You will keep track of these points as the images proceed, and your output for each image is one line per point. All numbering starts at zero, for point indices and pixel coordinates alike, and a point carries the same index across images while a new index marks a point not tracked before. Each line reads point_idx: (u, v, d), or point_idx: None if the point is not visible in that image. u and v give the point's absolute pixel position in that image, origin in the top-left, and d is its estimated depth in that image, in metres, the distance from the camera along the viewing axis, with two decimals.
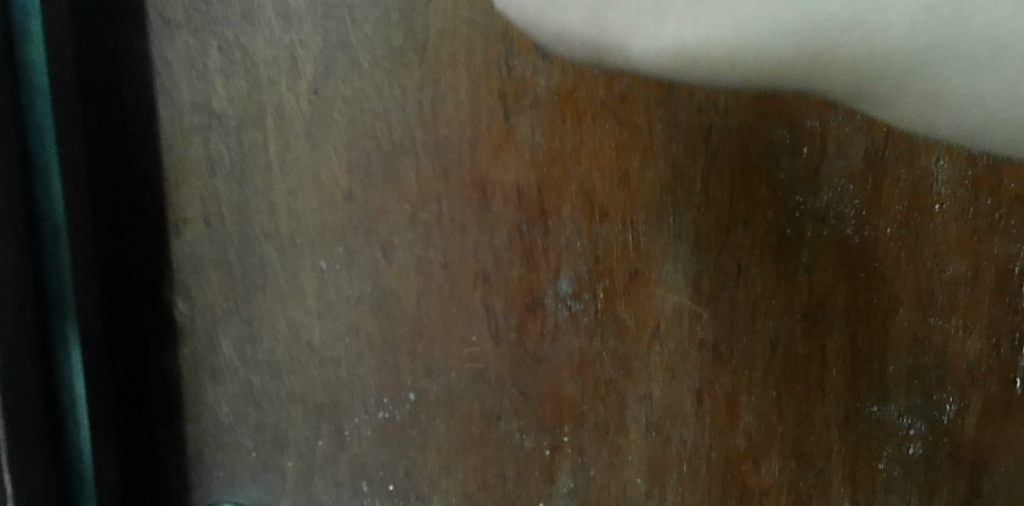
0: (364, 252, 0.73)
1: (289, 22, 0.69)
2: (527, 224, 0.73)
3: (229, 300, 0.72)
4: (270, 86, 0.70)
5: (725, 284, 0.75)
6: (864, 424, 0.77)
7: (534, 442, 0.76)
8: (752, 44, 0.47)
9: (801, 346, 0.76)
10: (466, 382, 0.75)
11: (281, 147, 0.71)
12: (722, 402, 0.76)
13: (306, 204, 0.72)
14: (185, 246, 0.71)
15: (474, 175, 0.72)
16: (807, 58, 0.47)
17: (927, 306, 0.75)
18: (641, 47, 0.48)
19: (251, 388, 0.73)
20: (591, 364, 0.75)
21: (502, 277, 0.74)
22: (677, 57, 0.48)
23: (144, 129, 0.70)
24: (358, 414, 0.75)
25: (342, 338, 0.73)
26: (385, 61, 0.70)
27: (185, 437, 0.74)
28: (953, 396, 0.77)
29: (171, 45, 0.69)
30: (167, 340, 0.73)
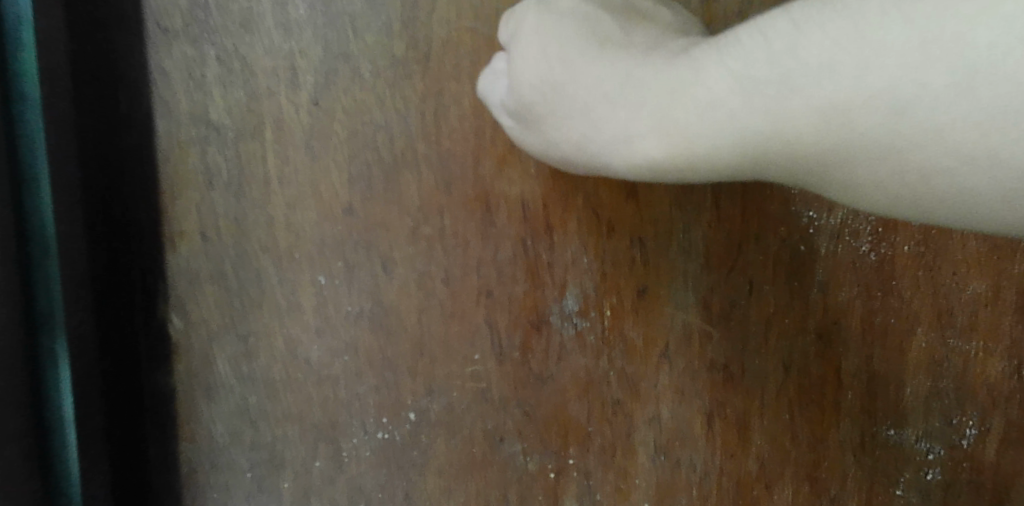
0: (364, 267, 0.71)
1: (289, 31, 0.68)
2: (531, 240, 0.71)
3: (225, 315, 0.70)
4: (269, 96, 0.68)
5: (736, 302, 0.72)
6: (880, 448, 0.74)
7: (537, 465, 0.74)
8: (708, 148, 0.52)
9: (815, 367, 0.73)
10: (468, 402, 0.73)
11: (280, 159, 0.69)
12: (734, 425, 0.74)
13: (305, 217, 0.70)
14: (180, 260, 0.70)
15: (478, 189, 0.70)
16: (754, 167, 0.52)
17: (946, 326, 0.73)
18: (624, 160, 0.56)
19: (247, 406, 0.71)
20: (597, 385, 0.73)
21: (506, 293, 0.72)
22: (648, 167, 0.55)
23: (139, 140, 0.68)
24: (357, 434, 0.72)
25: (340, 355, 0.71)
26: (386, 72, 0.69)
27: (178, 458, 0.72)
28: (974, 419, 0.74)
29: (168, 54, 0.67)
30: (159, 358, 0.71)
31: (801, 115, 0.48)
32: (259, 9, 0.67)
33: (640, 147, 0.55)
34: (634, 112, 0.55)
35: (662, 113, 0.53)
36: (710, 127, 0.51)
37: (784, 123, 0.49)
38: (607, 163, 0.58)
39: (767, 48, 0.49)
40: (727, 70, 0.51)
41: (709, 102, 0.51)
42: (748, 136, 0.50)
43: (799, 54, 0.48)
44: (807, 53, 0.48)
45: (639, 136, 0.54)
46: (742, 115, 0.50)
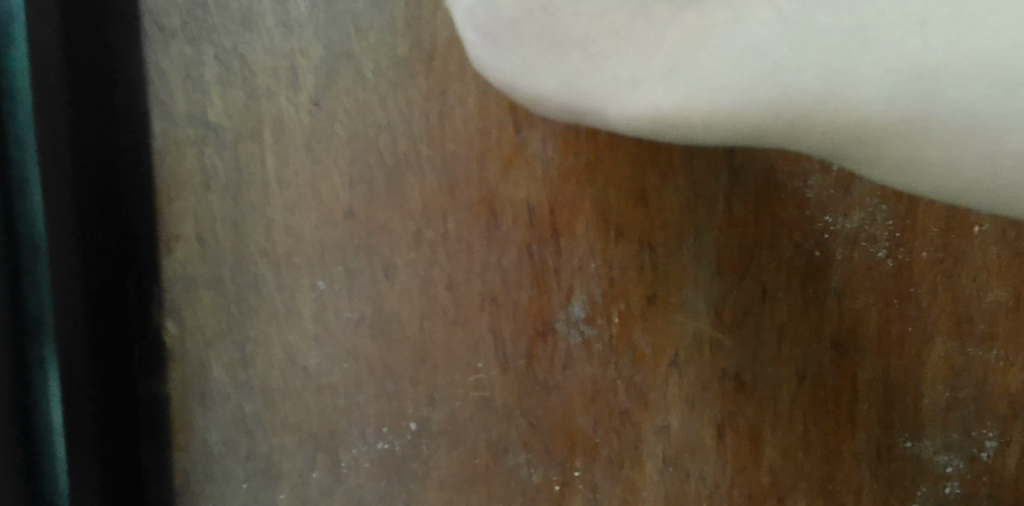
0: (365, 273, 0.68)
1: (289, 30, 0.66)
2: (537, 244, 0.69)
3: (222, 321, 0.68)
4: (268, 97, 0.66)
5: (748, 309, 0.70)
6: (897, 462, 0.72)
7: (543, 477, 0.71)
8: (727, 108, 0.47)
9: (830, 377, 0.71)
10: (471, 412, 0.71)
11: (279, 161, 0.67)
12: (745, 436, 0.71)
13: (304, 221, 0.68)
14: (176, 265, 0.68)
15: (482, 191, 0.68)
16: (772, 121, 0.47)
17: (965, 335, 0.70)
18: (618, 113, 0.51)
19: (244, 415, 0.69)
20: (604, 394, 0.71)
21: (511, 300, 0.69)
22: (652, 120, 0.50)
23: (135, 141, 0.67)
24: (356, 444, 0.70)
25: (340, 363, 0.69)
26: (389, 72, 0.67)
27: (172, 467, 0.69)
28: (994, 432, 0.72)
29: (166, 54, 0.66)
30: (154, 364, 0.69)
31: (857, 72, 0.43)
32: (258, 7, 0.65)
33: (643, 94, 0.50)
34: (651, 54, 0.49)
35: (687, 56, 0.48)
36: (737, 82, 0.46)
37: (801, 74, 0.45)
38: (604, 114, 0.52)
39: None
40: (774, 7, 0.45)
41: (747, 47, 0.46)
42: (774, 81, 0.46)
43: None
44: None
45: (649, 80, 0.49)
46: (781, 66, 0.45)
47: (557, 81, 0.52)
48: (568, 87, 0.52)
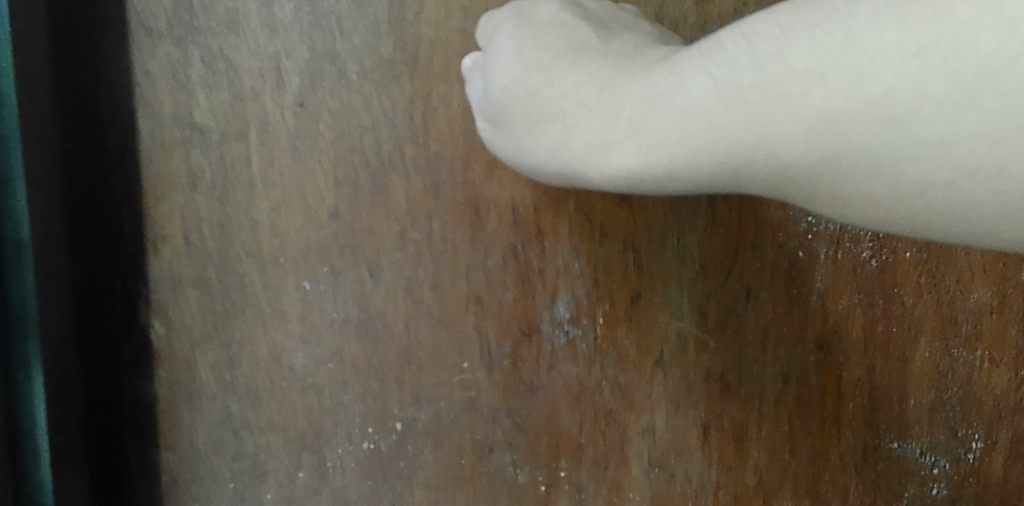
0: (350, 273, 0.69)
1: (274, 32, 0.66)
2: (522, 245, 0.69)
3: (208, 321, 0.69)
4: (254, 98, 0.67)
5: (733, 310, 0.70)
6: (883, 463, 0.72)
7: (528, 477, 0.72)
8: (685, 171, 0.52)
9: (815, 378, 0.71)
10: (457, 412, 0.71)
11: (264, 162, 0.67)
12: (731, 437, 0.71)
13: (290, 222, 0.68)
14: (162, 265, 0.68)
15: (467, 192, 0.69)
16: (733, 177, 0.51)
17: (950, 336, 0.70)
18: (596, 171, 0.56)
19: (230, 415, 0.69)
20: (589, 394, 0.71)
21: (496, 300, 0.70)
22: (625, 179, 0.54)
23: (122, 142, 0.66)
24: (342, 444, 0.70)
25: (325, 364, 0.70)
26: (374, 73, 0.67)
27: (158, 467, 0.70)
28: (980, 432, 0.72)
29: (153, 55, 0.66)
30: (141, 365, 0.69)
31: (786, 128, 0.48)
32: (244, 9, 0.66)
33: (617, 155, 0.54)
34: (613, 120, 0.54)
35: (640, 120, 0.53)
36: (689, 137, 0.51)
37: (734, 128, 0.49)
38: (588, 176, 0.57)
39: (745, 54, 0.49)
40: (707, 74, 0.50)
41: (691, 106, 0.51)
42: (721, 137, 0.50)
43: (786, 59, 0.48)
44: (793, 57, 0.47)
45: (615, 144, 0.54)
46: (724, 124, 0.49)
47: (547, 152, 0.59)
48: (556, 156, 0.59)
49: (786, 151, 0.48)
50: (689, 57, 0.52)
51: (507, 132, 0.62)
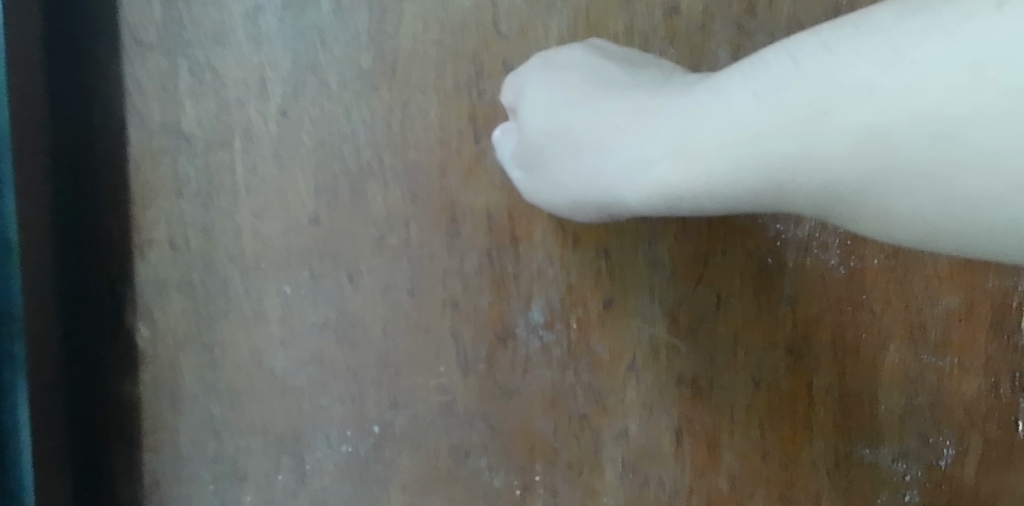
0: (330, 277, 0.71)
1: (259, 45, 0.69)
2: (497, 251, 0.71)
3: (191, 324, 0.70)
4: (238, 107, 0.69)
5: (704, 316, 0.71)
6: (856, 469, 0.72)
7: (503, 481, 0.73)
8: (730, 178, 0.49)
9: (786, 383, 0.72)
10: (433, 415, 0.72)
11: (248, 169, 0.70)
12: (703, 442, 0.72)
13: (272, 227, 0.70)
14: (148, 268, 0.70)
15: (443, 199, 0.70)
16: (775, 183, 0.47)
17: (918, 342, 0.71)
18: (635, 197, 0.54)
19: (211, 417, 0.71)
20: (563, 398, 0.72)
21: (472, 304, 0.71)
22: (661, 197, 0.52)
23: (113, 149, 0.69)
24: (320, 447, 0.72)
25: (305, 367, 0.71)
26: (354, 83, 0.69)
27: (141, 468, 0.71)
28: (951, 439, 0.72)
29: (143, 65, 0.68)
30: (126, 366, 0.70)
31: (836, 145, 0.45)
32: (230, 22, 0.68)
33: (654, 171, 0.52)
34: (648, 139, 0.52)
35: (682, 135, 0.50)
36: (732, 158, 0.48)
37: (774, 143, 0.47)
38: (625, 200, 0.55)
39: (781, 76, 0.46)
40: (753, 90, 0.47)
41: (736, 125, 0.48)
42: (763, 157, 0.47)
43: (831, 75, 0.45)
44: (839, 72, 0.44)
45: (653, 163, 0.52)
46: (773, 129, 0.46)
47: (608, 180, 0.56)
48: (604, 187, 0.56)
49: (834, 166, 0.45)
50: (730, 76, 0.49)
51: (545, 174, 0.62)
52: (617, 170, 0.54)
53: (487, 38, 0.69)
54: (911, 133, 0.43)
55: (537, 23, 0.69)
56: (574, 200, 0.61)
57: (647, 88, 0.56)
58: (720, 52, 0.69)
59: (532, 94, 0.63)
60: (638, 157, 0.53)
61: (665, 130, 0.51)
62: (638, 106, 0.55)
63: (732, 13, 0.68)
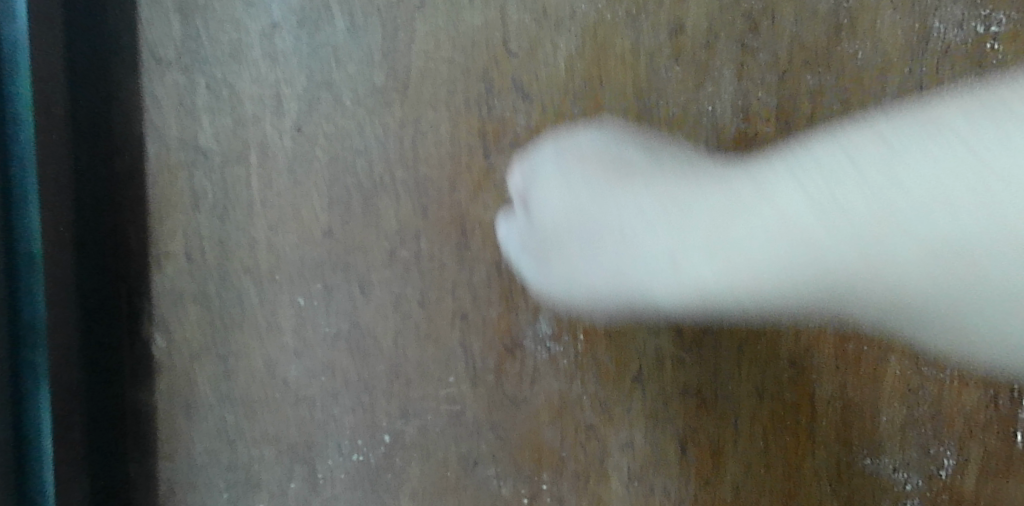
0: (342, 289, 0.72)
1: (275, 62, 0.70)
2: (506, 263, 0.72)
3: (206, 335, 0.72)
4: (254, 122, 0.71)
5: (708, 327, 0.73)
6: (857, 478, 0.74)
7: (511, 489, 0.74)
8: (756, 272, 0.60)
9: (789, 394, 0.73)
10: (443, 424, 0.73)
11: (263, 183, 0.71)
12: (708, 451, 0.74)
13: (286, 240, 0.72)
14: (164, 280, 0.71)
15: (453, 213, 0.72)
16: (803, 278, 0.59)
17: (919, 354, 0.72)
18: (664, 294, 0.64)
19: (225, 425, 0.72)
20: (571, 408, 0.73)
21: (481, 316, 0.73)
22: (697, 297, 0.63)
23: (132, 164, 0.71)
24: (331, 455, 0.73)
25: (317, 377, 0.73)
26: (367, 100, 0.71)
27: (157, 475, 0.72)
28: (951, 449, 0.73)
29: (161, 81, 0.70)
30: (142, 376, 0.72)
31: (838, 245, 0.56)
32: (246, 40, 0.70)
33: (682, 270, 0.62)
34: (676, 232, 0.62)
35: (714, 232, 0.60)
36: (742, 258, 0.60)
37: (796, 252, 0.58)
38: (654, 293, 0.64)
39: (798, 186, 0.58)
40: (800, 189, 0.58)
41: (747, 209, 0.60)
42: (788, 257, 0.58)
43: (835, 194, 0.56)
44: (843, 194, 0.56)
45: (673, 262, 0.63)
46: (784, 234, 0.58)
47: (633, 281, 0.65)
48: (619, 282, 0.66)
49: (837, 261, 0.57)
50: (744, 181, 0.61)
51: (560, 264, 0.69)
52: (645, 264, 0.64)
53: (497, 56, 0.71)
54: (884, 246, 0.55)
55: (546, 41, 0.71)
56: (594, 298, 0.68)
57: (671, 178, 0.64)
58: (724, 70, 0.70)
59: (545, 190, 0.69)
60: (673, 254, 0.62)
61: (693, 228, 0.62)
62: (669, 200, 0.63)
63: (736, 32, 0.70)
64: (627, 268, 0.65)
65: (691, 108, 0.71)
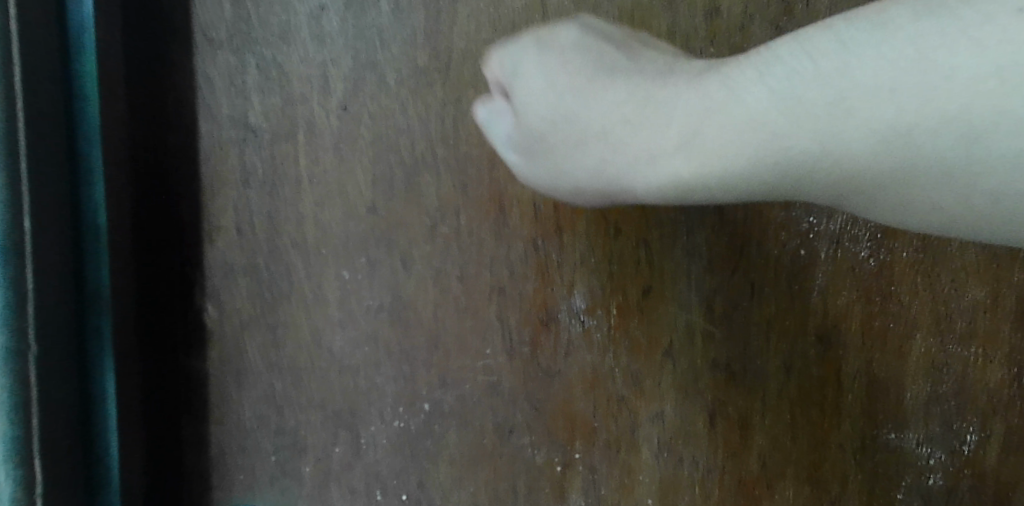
0: (385, 263, 0.75)
1: (322, 43, 0.73)
2: (542, 239, 0.75)
3: (255, 305, 0.75)
4: (302, 102, 0.74)
5: (738, 303, 0.75)
6: (881, 452, 0.76)
7: (545, 458, 0.77)
8: (721, 171, 0.53)
9: (816, 369, 0.76)
10: (480, 395, 0.76)
11: (310, 161, 0.74)
12: (735, 424, 0.76)
13: (332, 215, 0.74)
14: (216, 253, 0.75)
15: (492, 190, 0.74)
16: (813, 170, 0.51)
17: (945, 332, 0.75)
18: (645, 185, 0.57)
19: (273, 393, 0.76)
20: (603, 380, 0.76)
21: (517, 290, 0.75)
22: (675, 189, 0.55)
23: (184, 142, 0.74)
24: (374, 422, 0.76)
25: (361, 347, 0.76)
26: (410, 80, 0.73)
27: (208, 439, 0.76)
28: (974, 426, 0.76)
29: (213, 62, 0.73)
30: (195, 345, 0.75)
31: (854, 144, 0.49)
32: (295, 22, 0.73)
33: (664, 166, 0.55)
34: (662, 132, 0.55)
35: (691, 134, 0.53)
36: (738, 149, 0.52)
37: (799, 139, 0.50)
38: (633, 188, 0.58)
39: (808, 68, 0.50)
40: (765, 87, 0.51)
41: (747, 121, 0.51)
42: (783, 148, 0.51)
43: (837, 134, 0.49)
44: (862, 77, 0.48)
45: (663, 155, 0.55)
46: (786, 134, 0.50)
47: (619, 164, 0.58)
48: (608, 173, 0.59)
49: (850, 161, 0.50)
50: (739, 69, 0.53)
51: (546, 164, 0.63)
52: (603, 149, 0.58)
53: None
54: (904, 139, 0.48)
55: None
56: (576, 187, 0.62)
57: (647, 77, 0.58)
58: None
59: (531, 93, 0.62)
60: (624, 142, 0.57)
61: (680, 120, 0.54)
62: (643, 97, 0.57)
63: (771, 16, 0.73)
64: (610, 159, 0.58)
65: None
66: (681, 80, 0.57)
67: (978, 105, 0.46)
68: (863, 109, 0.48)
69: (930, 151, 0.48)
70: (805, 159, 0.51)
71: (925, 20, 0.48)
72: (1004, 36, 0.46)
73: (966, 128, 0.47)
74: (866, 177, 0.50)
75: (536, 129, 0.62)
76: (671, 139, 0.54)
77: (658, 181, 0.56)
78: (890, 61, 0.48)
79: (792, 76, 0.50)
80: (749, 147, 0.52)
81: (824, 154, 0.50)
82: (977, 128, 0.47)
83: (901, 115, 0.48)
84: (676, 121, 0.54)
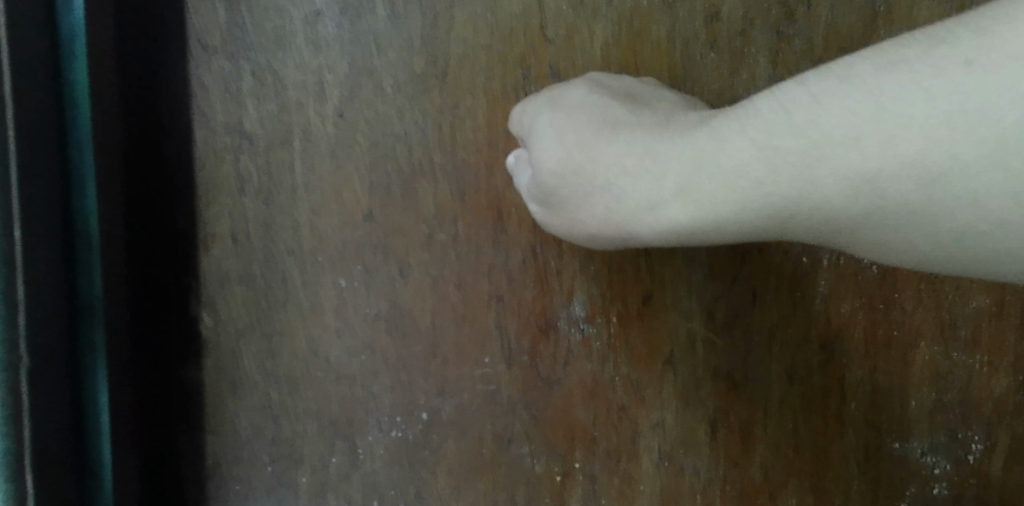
0: (382, 271, 0.74)
1: (318, 49, 0.72)
2: (540, 247, 0.74)
3: (251, 314, 0.74)
4: (298, 108, 0.73)
5: (740, 311, 0.74)
6: (885, 461, 0.75)
7: (544, 467, 0.76)
8: (718, 222, 0.55)
9: (818, 378, 0.75)
10: (478, 404, 0.75)
11: (306, 168, 0.73)
12: (737, 433, 0.75)
13: (329, 223, 0.74)
14: (212, 261, 0.74)
15: (490, 196, 0.74)
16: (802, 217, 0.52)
17: (950, 340, 0.74)
18: (647, 230, 0.59)
19: (269, 402, 0.75)
20: (603, 389, 0.75)
21: (516, 298, 0.75)
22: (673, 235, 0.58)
23: (178, 149, 0.73)
24: (371, 432, 0.75)
25: (358, 355, 0.75)
26: (407, 86, 0.73)
27: (204, 449, 0.75)
28: (979, 435, 0.75)
29: (207, 68, 0.72)
30: (190, 354, 0.74)
31: (834, 195, 0.51)
32: (291, 28, 0.72)
33: (663, 212, 0.57)
34: (658, 181, 0.57)
35: (687, 184, 0.55)
36: (732, 202, 0.54)
37: (783, 186, 0.52)
38: (635, 234, 0.60)
39: (789, 120, 0.51)
40: (749, 139, 0.53)
41: (734, 175, 0.53)
42: (771, 198, 0.53)
43: (819, 188, 0.51)
44: (829, 127, 0.50)
45: (663, 202, 0.57)
46: (771, 184, 0.52)
47: (619, 210, 0.59)
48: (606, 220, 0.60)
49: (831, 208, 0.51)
50: (729, 122, 0.54)
51: (558, 210, 0.64)
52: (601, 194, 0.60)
53: (535, 43, 0.73)
54: (885, 193, 0.49)
55: (583, 28, 0.73)
56: (589, 236, 0.63)
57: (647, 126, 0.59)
58: (759, 57, 0.72)
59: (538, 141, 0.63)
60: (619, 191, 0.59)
61: (672, 173, 0.56)
62: (642, 147, 0.58)
63: (771, 20, 0.72)
64: (607, 206, 0.60)
65: (726, 94, 0.73)
66: (677, 128, 0.58)
67: (957, 150, 0.47)
68: (838, 160, 0.50)
69: (911, 204, 0.49)
70: (790, 211, 0.53)
71: (897, 70, 0.48)
72: (977, 83, 0.46)
73: (940, 172, 0.48)
74: (848, 221, 0.51)
75: (547, 182, 0.63)
76: (667, 188, 0.56)
77: (656, 226, 0.58)
78: (855, 111, 0.49)
79: (772, 129, 0.52)
80: (741, 210, 0.54)
81: (813, 208, 0.52)
82: (958, 170, 0.47)
83: (872, 165, 0.49)
84: (669, 171, 0.56)
